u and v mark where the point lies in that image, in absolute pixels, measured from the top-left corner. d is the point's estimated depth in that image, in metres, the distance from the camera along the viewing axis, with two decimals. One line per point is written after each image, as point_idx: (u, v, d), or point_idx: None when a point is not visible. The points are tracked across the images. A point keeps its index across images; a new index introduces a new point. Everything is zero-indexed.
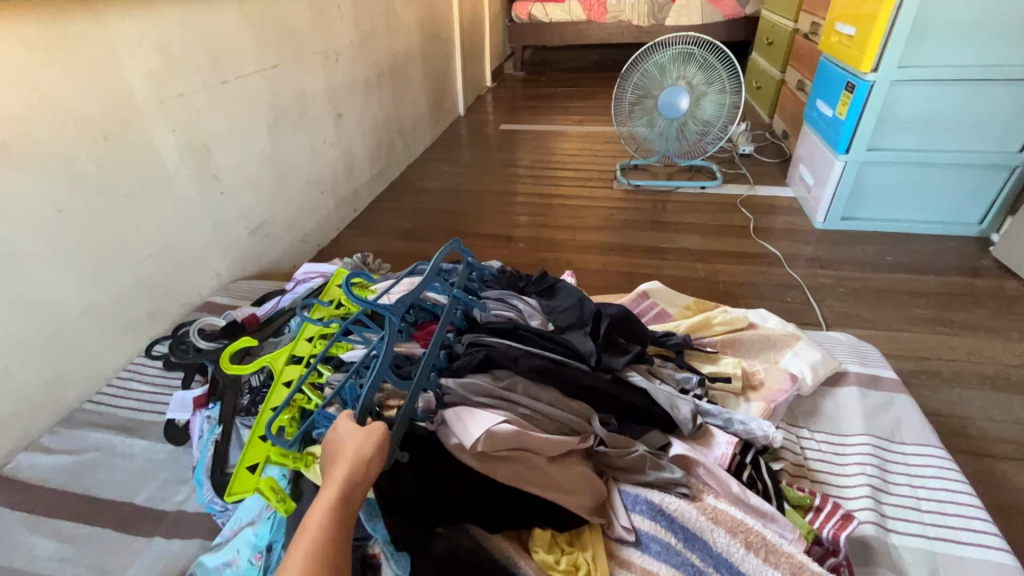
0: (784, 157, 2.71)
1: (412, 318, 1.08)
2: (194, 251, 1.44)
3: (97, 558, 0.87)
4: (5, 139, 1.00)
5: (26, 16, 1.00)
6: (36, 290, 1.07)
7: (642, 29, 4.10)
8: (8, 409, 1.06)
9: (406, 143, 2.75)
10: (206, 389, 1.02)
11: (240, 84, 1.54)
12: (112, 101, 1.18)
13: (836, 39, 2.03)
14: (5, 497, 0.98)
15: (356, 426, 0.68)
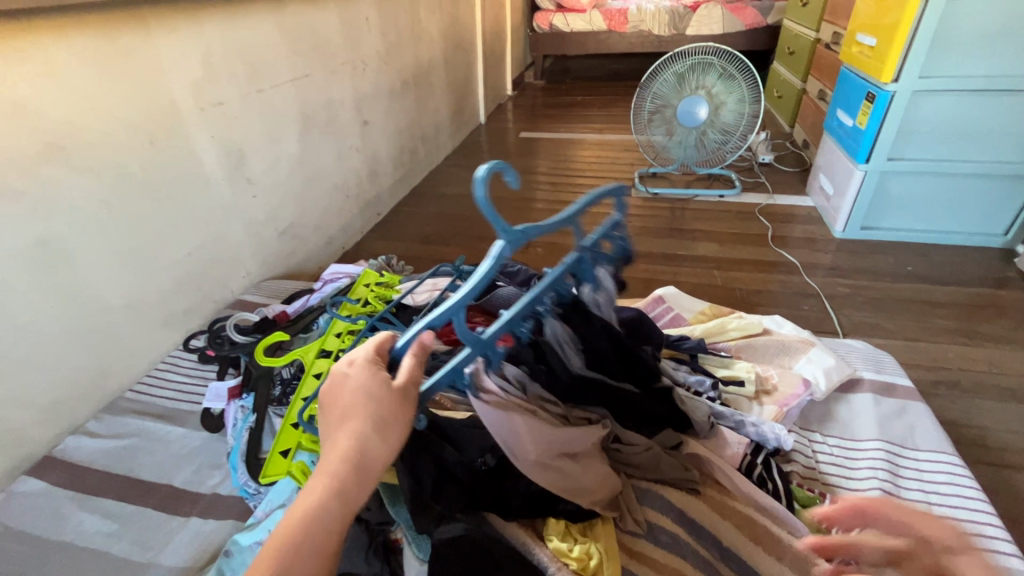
0: (804, 166, 2.71)
1: (433, 318, 1.13)
2: (228, 251, 1.52)
3: (139, 534, 0.94)
4: (65, 144, 1.08)
5: (85, 30, 1.08)
6: (87, 284, 1.15)
7: (663, 38, 4.13)
8: (59, 395, 1.13)
9: (428, 150, 2.82)
10: (240, 380, 1.10)
11: (274, 93, 1.62)
12: (158, 109, 1.26)
13: (856, 49, 2.03)
14: (55, 477, 1.05)
15: (370, 394, 0.59)
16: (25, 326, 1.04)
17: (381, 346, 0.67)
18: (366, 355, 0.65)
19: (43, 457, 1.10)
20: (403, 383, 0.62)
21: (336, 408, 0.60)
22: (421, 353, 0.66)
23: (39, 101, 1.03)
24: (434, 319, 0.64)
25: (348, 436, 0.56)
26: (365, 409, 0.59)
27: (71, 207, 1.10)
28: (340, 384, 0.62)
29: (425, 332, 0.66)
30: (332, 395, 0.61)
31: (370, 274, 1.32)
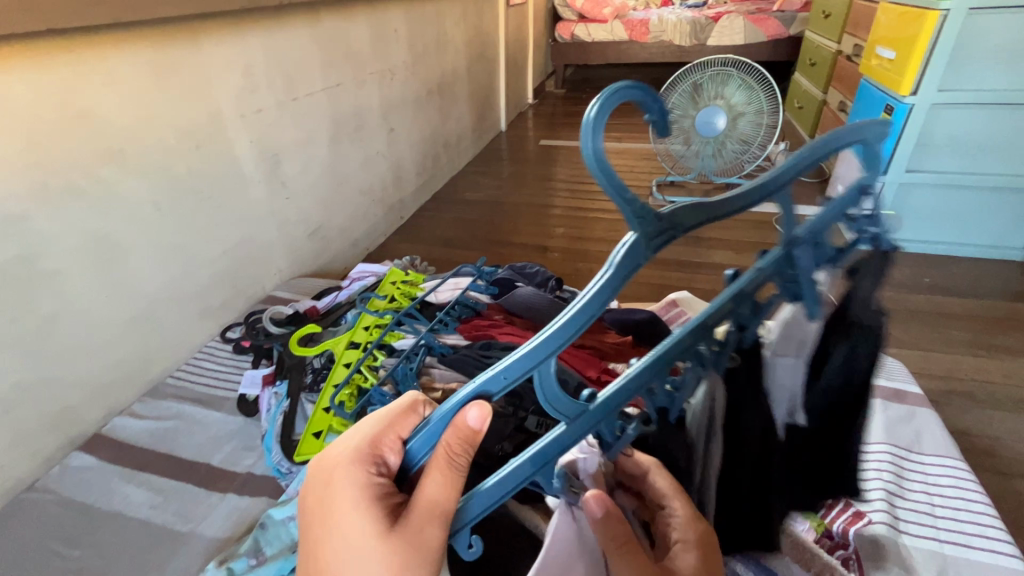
0: (823, 177, 2.72)
1: (455, 315, 1.20)
2: (262, 249, 1.61)
3: (181, 507, 1.02)
4: (122, 147, 1.17)
5: (143, 44, 1.18)
6: (137, 277, 1.24)
7: (684, 48, 4.17)
8: (109, 379, 1.22)
9: (451, 156, 2.91)
10: (273, 369, 1.19)
11: (308, 101, 1.71)
12: (205, 116, 1.35)
13: (876, 62, 2.06)
14: (105, 453, 1.13)
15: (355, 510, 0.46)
16: (84, 313, 1.14)
17: (391, 421, 0.50)
18: (362, 455, 0.48)
19: (93, 435, 1.18)
20: (412, 518, 0.46)
21: (325, 517, 0.48)
22: (450, 451, 0.46)
23: (103, 107, 1.12)
24: (492, 381, 0.45)
25: (331, 541, 0.47)
26: (355, 551, 0.46)
27: (126, 204, 1.19)
28: (328, 488, 0.48)
29: (473, 401, 0.45)
30: (318, 504, 0.48)
31: (396, 272, 1.39)
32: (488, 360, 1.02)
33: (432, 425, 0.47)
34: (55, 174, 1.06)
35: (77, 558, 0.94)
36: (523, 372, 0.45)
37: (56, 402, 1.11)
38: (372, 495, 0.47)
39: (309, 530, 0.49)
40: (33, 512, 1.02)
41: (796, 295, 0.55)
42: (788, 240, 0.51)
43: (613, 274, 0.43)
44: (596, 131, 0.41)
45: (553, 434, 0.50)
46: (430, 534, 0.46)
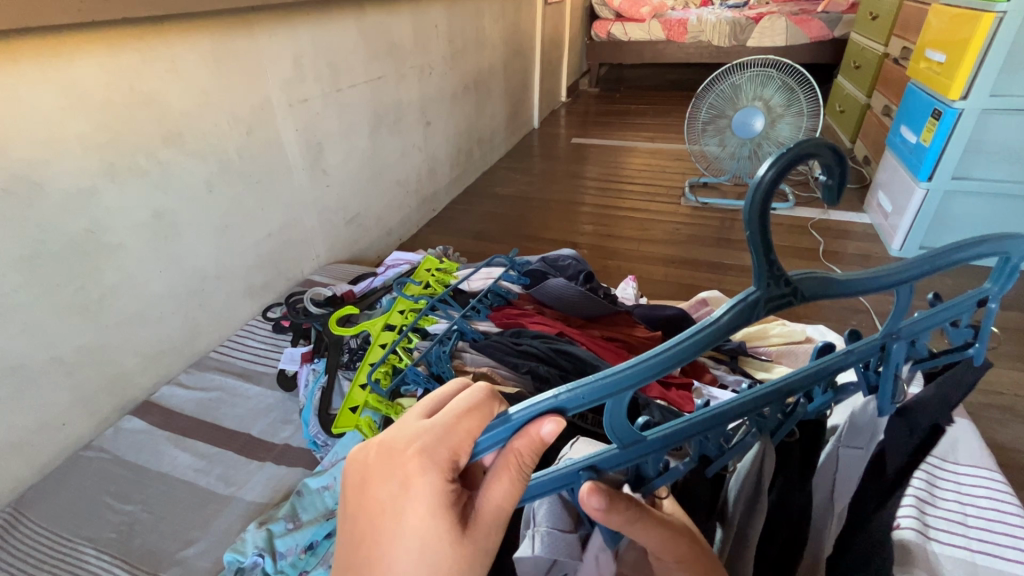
0: (863, 183, 2.65)
1: (488, 303, 1.25)
2: (302, 234, 1.67)
3: (223, 472, 1.08)
4: (181, 131, 1.24)
5: (204, 33, 1.25)
6: (189, 254, 1.31)
7: (722, 49, 4.11)
8: (161, 350, 1.29)
9: (483, 151, 2.94)
10: (312, 347, 1.25)
11: (351, 92, 1.76)
12: (255, 103, 1.41)
13: (926, 65, 2.00)
14: (155, 418, 1.21)
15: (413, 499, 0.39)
16: (141, 286, 1.21)
17: (469, 415, 0.41)
18: (438, 457, 0.40)
19: (143, 402, 1.26)
20: (481, 529, 0.41)
21: (377, 509, 0.40)
22: (519, 459, 0.42)
23: (166, 93, 1.19)
24: (572, 396, 0.40)
25: (378, 533, 0.40)
26: (415, 567, 0.39)
27: (182, 184, 1.26)
28: (391, 493, 0.40)
29: (550, 414, 0.41)
30: (372, 506, 0.40)
31: (431, 260, 1.43)
32: (520, 348, 1.06)
33: (511, 425, 0.41)
34: (122, 154, 1.13)
35: (128, 513, 1.01)
36: (601, 397, 0.40)
37: (113, 368, 1.19)
38: (446, 505, 0.40)
39: (354, 534, 0.41)
40: (90, 468, 1.10)
41: (872, 384, 0.55)
42: (886, 332, 0.52)
43: (722, 332, 0.40)
44: (768, 189, 0.39)
45: (594, 459, 0.47)
46: (492, 544, 0.42)
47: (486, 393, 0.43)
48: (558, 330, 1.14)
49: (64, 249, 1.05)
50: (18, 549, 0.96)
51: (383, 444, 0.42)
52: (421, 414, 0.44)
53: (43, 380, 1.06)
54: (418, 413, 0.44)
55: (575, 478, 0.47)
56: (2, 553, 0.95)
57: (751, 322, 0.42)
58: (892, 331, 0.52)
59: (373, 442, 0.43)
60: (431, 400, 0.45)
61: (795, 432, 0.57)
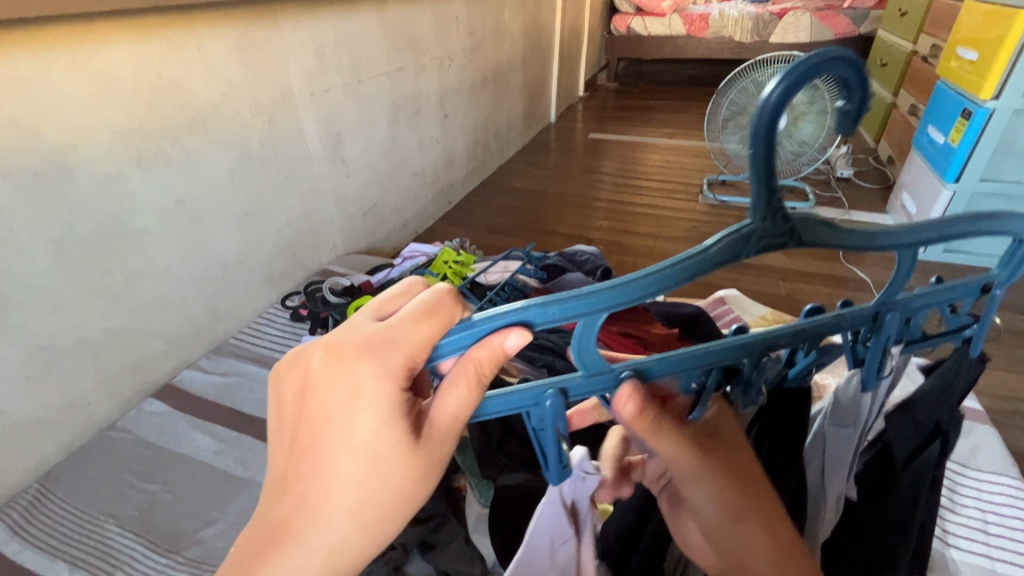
0: (887, 184, 2.60)
1: (505, 296, 1.25)
2: (321, 224, 1.68)
3: (241, 455, 1.10)
4: (205, 119, 1.25)
5: (229, 22, 1.26)
6: (211, 241, 1.32)
7: (745, 45, 4.04)
8: (182, 335, 1.31)
9: (500, 144, 2.94)
10: (330, 335, 1.26)
11: (371, 83, 1.77)
12: (278, 92, 1.43)
13: (956, 64, 1.95)
14: (176, 401, 1.23)
15: (359, 406, 0.40)
16: (164, 271, 1.23)
17: (425, 321, 0.40)
18: (388, 367, 0.40)
19: (165, 384, 1.28)
20: (432, 434, 0.43)
21: (323, 414, 0.40)
22: (479, 370, 0.41)
23: (191, 81, 1.21)
24: (542, 311, 0.39)
25: (322, 434, 0.41)
26: (362, 469, 0.41)
27: (206, 171, 1.28)
28: (338, 399, 0.40)
29: (516, 326, 0.40)
30: (318, 409, 0.41)
31: (449, 252, 1.44)
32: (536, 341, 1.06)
33: (475, 330, 0.40)
34: (148, 141, 1.15)
35: (150, 492, 1.03)
36: (573, 314, 0.39)
37: (136, 351, 1.21)
38: (397, 413, 0.41)
39: (300, 434, 0.42)
40: (114, 448, 1.12)
41: (858, 356, 0.54)
42: (882, 300, 0.50)
43: (709, 264, 0.38)
44: (773, 108, 0.37)
45: (562, 380, 0.45)
46: (444, 450, 0.44)
47: (446, 295, 0.42)
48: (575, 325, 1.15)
49: (92, 234, 1.07)
50: (45, 523, 0.98)
51: (331, 346, 0.41)
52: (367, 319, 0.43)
53: (70, 360, 1.08)
54: (368, 315, 0.43)
55: (541, 399, 0.45)
56: (31, 527, 0.98)
57: (742, 259, 0.40)
58: (890, 300, 0.50)
59: (319, 343, 0.42)
60: (382, 302, 0.44)
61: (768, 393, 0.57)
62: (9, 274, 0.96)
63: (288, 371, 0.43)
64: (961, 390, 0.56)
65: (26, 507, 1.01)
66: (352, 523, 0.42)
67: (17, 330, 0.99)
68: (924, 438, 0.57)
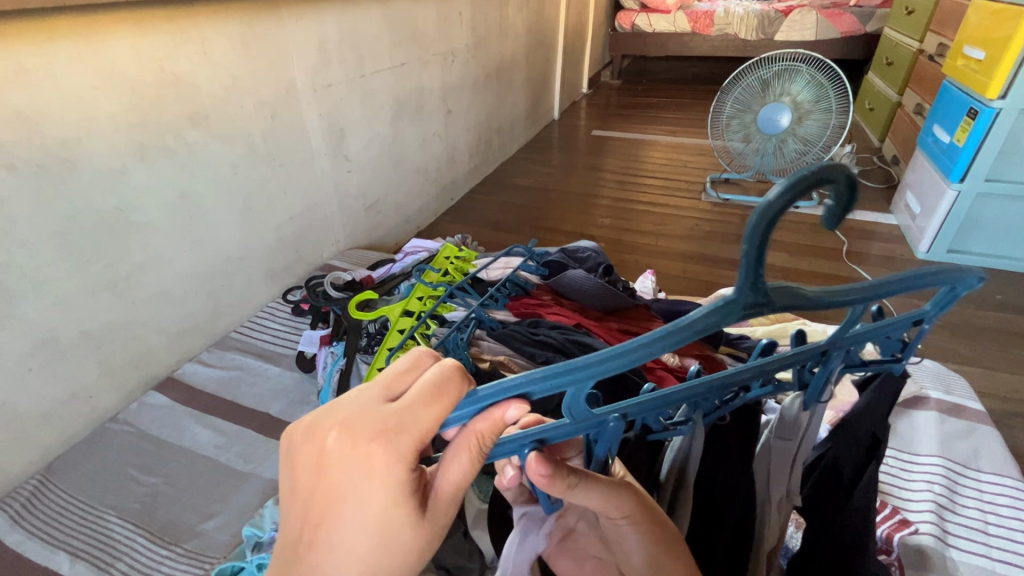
0: (891, 183, 2.59)
1: (506, 292, 1.25)
2: (323, 219, 1.68)
3: (242, 449, 1.10)
4: (208, 113, 1.25)
5: (233, 16, 1.26)
6: (213, 235, 1.33)
7: (749, 43, 4.02)
8: (184, 328, 1.31)
9: (503, 141, 2.93)
10: (330, 330, 1.26)
11: (374, 78, 1.77)
12: (280, 87, 1.42)
13: (963, 63, 1.94)
14: (178, 394, 1.24)
15: (374, 487, 0.37)
16: (166, 265, 1.23)
17: (435, 404, 0.37)
18: (404, 449, 0.37)
19: (167, 378, 1.29)
20: (440, 508, 0.41)
21: (335, 494, 0.38)
22: (482, 441, 0.41)
23: (194, 75, 1.20)
24: (537, 385, 0.39)
25: (333, 514, 0.38)
26: (370, 550, 0.38)
27: (209, 165, 1.28)
28: (352, 479, 0.37)
29: (515, 400, 0.40)
30: (330, 488, 0.38)
31: (451, 248, 1.44)
32: (536, 337, 1.06)
33: (475, 402, 0.41)
34: (151, 134, 1.15)
35: (151, 484, 1.03)
36: (555, 388, 0.39)
37: (138, 345, 1.21)
38: (406, 493, 0.38)
39: (310, 510, 0.39)
40: (116, 441, 1.13)
41: (804, 384, 0.53)
42: (831, 339, 0.49)
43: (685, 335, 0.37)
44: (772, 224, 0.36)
45: (545, 432, 0.44)
46: (449, 521, 0.42)
47: (454, 371, 0.39)
48: (576, 322, 1.14)
49: (96, 226, 1.08)
50: (47, 514, 0.99)
51: (344, 423, 0.38)
52: (379, 394, 0.39)
53: (72, 353, 1.09)
54: (378, 391, 0.39)
55: (522, 448, 0.45)
56: (32, 518, 0.99)
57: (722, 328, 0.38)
58: (836, 339, 0.49)
59: (331, 420, 0.38)
60: (392, 373, 0.40)
61: (727, 416, 0.57)
62: (14, 267, 0.97)
63: (299, 444, 0.39)
64: (890, 405, 0.57)
65: (28, 498, 1.02)
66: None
67: (19, 322, 0.99)
68: (866, 453, 0.58)
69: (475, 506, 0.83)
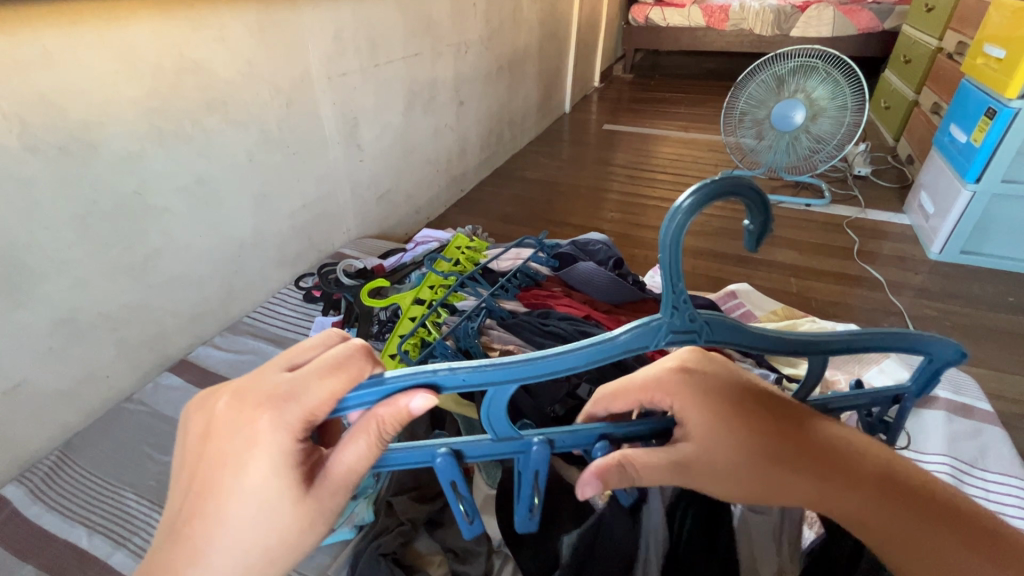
0: (905, 183, 2.56)
1: (516, 283, 1.26)
2: (336, 207, 1.70)
3: None
4: (225, 99, 1.26)
5: (251, 3, 1.26)
6: (227, 221, 1.34)
7: (765, 38, 3.98)
8: (197, 312, 1.33)
9: (514, 133, 2.93)
10: (342, 317, 1.28)
11: (388, 68, 1.77)
12: (296, 75, 1.43)
13: (982, 61, 1.91)
14: (192, 376, 1.26)
15: (257, 453, 0.43)
16: (181, 250, 1.25)
17: (333, 376, 0.43)
18: (289, 421, 0.43)
19: (181, 360, 1.31)
20: (327, 486, 0.47)
21: (220, 458, 0.44)
22: (381, 428, 0.46)
23: (211, 61, 1.21)
24: (448, 377, 0.45)
25: (222, 478, 0.44)
26: (254, 516, 0.45)
27: (224, 152, 1.29)
28: (236, 443, 0.43)
29: (423, 388, 0.45)
30: (216, 453, 0.44)
31: (462, 237, 1.45)
32: (547, 328, 1.07)
33: (383, 388, 0.45)
34: (169, 119, 1.16)
35: (167, 463, 1.06)
36: (480, 383, 0.46)
37: (153, 327, 1.23)
38: (291, 462, 0.45)
39: (199, 471, 0.45)
40: (132, 420, 1.15)
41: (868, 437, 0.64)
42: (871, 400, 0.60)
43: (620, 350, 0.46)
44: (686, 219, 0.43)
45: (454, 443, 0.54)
46: (337, 502, 0.48)
47: (359, 351, 0.45)
48: (586, 313, 1.15)
49: (115, 209, 1.10)
50: (65, 489, 1.01)
51: (238, 392, 0.45)
52: (283, 365, 0.46)
53: (90, 333, 1.11)
54: (282, 362, 0.46)
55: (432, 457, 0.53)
56: (51, 492, 1.01)
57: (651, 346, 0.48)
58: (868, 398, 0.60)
59: (227, 387, 0.45)
60: (297, 350, 0.47)
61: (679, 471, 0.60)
62: (35, 248, 0.99)
63: (198, 411, 0.46)
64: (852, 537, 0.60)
65: (48, 473, 1.04)
66: (245, 560, 0.45)
67: (41, 301, 1.01)
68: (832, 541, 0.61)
69: (483, 492, 0.88)
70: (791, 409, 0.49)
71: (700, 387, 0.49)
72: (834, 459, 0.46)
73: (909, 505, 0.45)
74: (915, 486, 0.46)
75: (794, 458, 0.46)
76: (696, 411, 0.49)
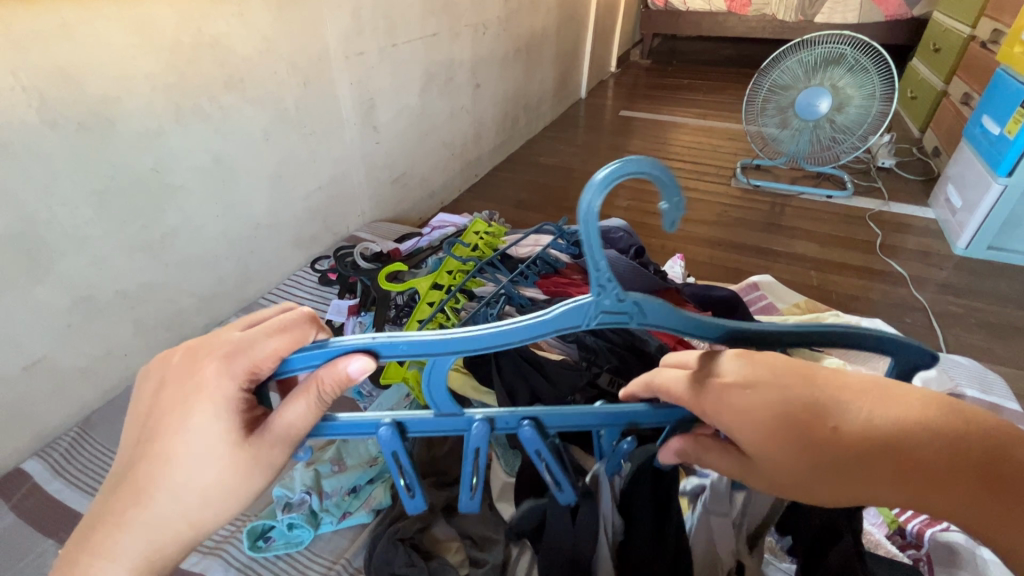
0: (930, 176, 2.50)
1: (536, 270, 1.24)
2: (350, 190, 1.68)
3: None
4: (242, 76, 1.24)
5: None
6: (243, 199, 1.33)
7: (788, 24, 3.87)
8: (213, 291, 1.32)
9: (529, 118, 2.88)
10: (358, 300, 1.27)
11: (406, 48, 1.74)
12: (314, 53, 1.41)
13: (1020, 50, 1.84)
14: None
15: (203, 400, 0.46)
16: (197, 229, 1.24)
17: (278, 336, 0.47)
18: (234, 369, 0.46)
19: (197, 340, 1.30)
20: (267, 438, 0.48)
21: (167, 408, 0.46)
22: (320, 389, 0.48)
23: (229, 37, 1.19)
24: (386, 344, 0.47)
25: (165, 426, 0.46)
26: (198, 460, 0.46)
27: (241, 130, 1.27)
28: (184, 391, 0.46)
29: (362, 353, 0.47)
30: (165, 403, 0.46)
31: (480, 223, 1.44)
32: None
33: (326, 351, 0.48)
34: (186, 95, 1.14)
35: None
36: (420, 352, 0.48)
37: (170, 306, 1.23)
38: (235, 409, 0.47)
39: (146, 422, 0.47)
40: None
41: None
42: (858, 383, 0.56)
43: (551, 327, 0.48)
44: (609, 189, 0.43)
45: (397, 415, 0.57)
46: (278, 455, 0.49)
47: (305, 318, 0.49)
48: None
49: (133, 186, 1.09)
50: (85, 465, 1.02)
51: (191, 350, 0.48)
52: (239, 326, 0.50)
53: (109, 311, 1.11)
54: (237, 324, 0.50)
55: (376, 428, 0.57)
56: (72, 468, 1.02)
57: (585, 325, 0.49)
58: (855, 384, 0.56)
59: (182, 345, 0.49)
60: (254, 315, 0.51)
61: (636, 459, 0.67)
62: (55, 223, 0.98)
63: (150, 373, 0.49)
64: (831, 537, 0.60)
65: (67, 450, 1.05)
66: (186, 505, 0.47)
67: (60, 278, 1.01)
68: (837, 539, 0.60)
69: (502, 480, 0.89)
70: (848, 419, 0.44)
71: (752, 406, 0.46)
72: (902, 458, 0.43)
73: (984, 494, 0.42)
74: (998, 468, 0.42)
75: (852, 468, 0.44)
76: (751, 433, 0.46)
